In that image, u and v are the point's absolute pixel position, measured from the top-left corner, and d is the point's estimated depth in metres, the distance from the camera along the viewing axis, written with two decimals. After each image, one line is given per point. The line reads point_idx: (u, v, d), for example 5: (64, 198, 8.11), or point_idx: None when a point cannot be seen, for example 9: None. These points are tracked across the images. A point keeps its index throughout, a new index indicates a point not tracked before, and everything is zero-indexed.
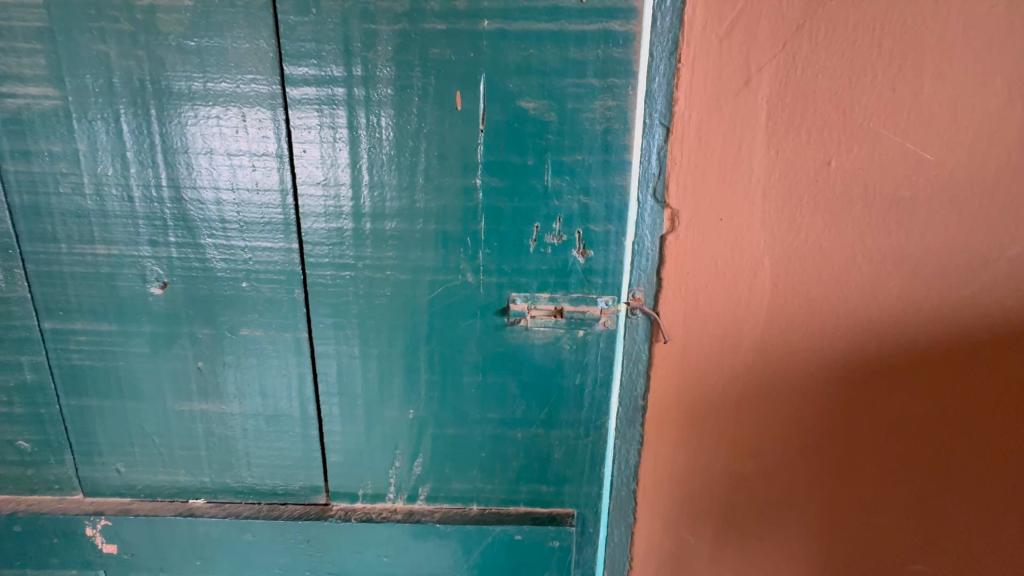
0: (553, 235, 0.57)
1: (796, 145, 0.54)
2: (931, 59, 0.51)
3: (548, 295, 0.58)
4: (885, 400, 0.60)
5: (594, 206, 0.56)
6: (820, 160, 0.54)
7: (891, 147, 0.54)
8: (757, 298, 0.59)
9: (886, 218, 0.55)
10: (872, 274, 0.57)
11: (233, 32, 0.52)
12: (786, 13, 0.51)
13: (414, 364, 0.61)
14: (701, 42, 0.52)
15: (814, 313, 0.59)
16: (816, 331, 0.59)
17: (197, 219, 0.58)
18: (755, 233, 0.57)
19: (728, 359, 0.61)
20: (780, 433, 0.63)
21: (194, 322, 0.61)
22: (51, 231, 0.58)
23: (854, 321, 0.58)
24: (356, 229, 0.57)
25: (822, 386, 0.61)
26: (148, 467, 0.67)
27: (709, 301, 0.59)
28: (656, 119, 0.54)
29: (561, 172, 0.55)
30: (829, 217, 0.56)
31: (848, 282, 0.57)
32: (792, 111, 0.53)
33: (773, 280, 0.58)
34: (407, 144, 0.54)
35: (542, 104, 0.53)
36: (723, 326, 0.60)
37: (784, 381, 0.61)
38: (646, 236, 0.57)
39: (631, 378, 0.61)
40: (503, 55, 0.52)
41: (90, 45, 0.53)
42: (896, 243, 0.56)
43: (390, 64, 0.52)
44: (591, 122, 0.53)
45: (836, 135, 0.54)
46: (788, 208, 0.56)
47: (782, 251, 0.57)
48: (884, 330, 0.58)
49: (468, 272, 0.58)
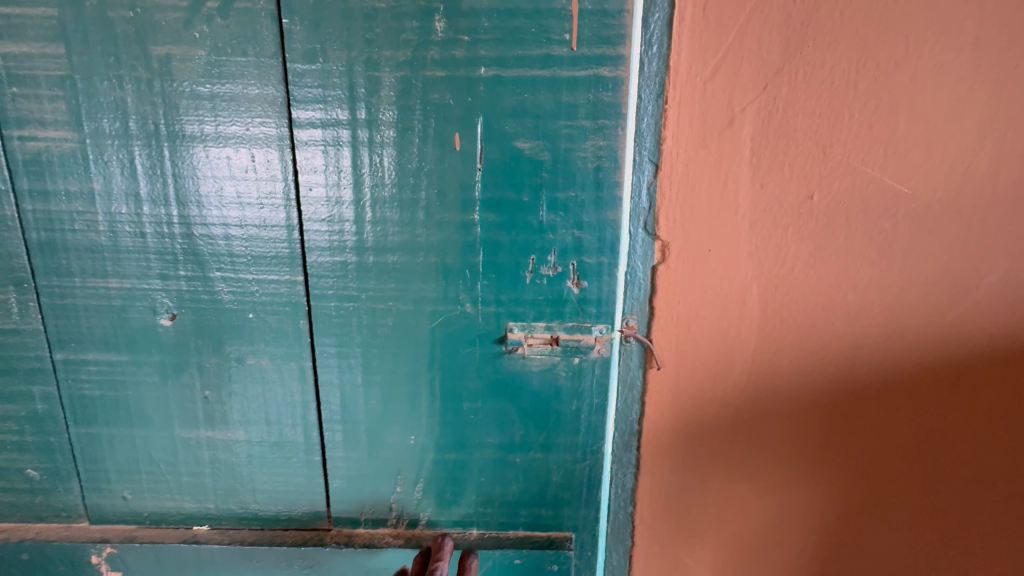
0: (548, 267, 0.59)
1: (780, 179, 0.57)
2: (903, 100, 0.54)
3: (544, 324, 0.60)
4: (873, 422, 0.62)
5: (587, 239, 0.58)
6: (803, 193, 0.57)
7: (869, 181, 0.56)
8: (746, 325, 0.61)
9: (868, 248, 0.58)
10: (857, 301, 0.59)
11: (244, 79, 0.55)
12: (766, 58, 0.54)
13: (415, 391, 0.63)
14: (686, 85, 0.55)
15: (802, 340, 0.61)
16: (804, 357, 0.61)
17: (207, 253, 0.60)
18: (743, 262, 0.59)
19: (720, 384, 0.63)
20: (773, 455, 0.64)
21: (202, 352, 0.63)
22: (66, 266, 0.61)
23: (840, 347, 0.61)
24: (360, 262, 0.60)
25: (812, 409, 0.63)
26: (154, 494, 0.68)
27: (700, 328, 0.61)
28: (645, 156, 0.57)
29: (555, 208, 0.57)
30: (814, 247, 0.58)
31: (833, 309, 0.60)
32: (774, 148, 0.56)
33: (762, 308, 0.60)
34: (408, 181, 0.57)
35: (536, 144, 0.56)
36: (715, 353, 0.62)
37: (775, 404, 0.63)
38: (638, 267, 0.59)
39: (625, 403, 0.63)
40: (499, 99, 0.55)
41: (108, 92, 0.56)
42: (878, 272, 0.58)
43: (393, 108, 0.55)
44: (584, 160, 0.56)
45: (818, 170, 0.56)
46: (774, 239, 0.58)
47: (770, 280, 0.59)
48: (870, 355, 0.61)
49: (467, 302, 0.60)
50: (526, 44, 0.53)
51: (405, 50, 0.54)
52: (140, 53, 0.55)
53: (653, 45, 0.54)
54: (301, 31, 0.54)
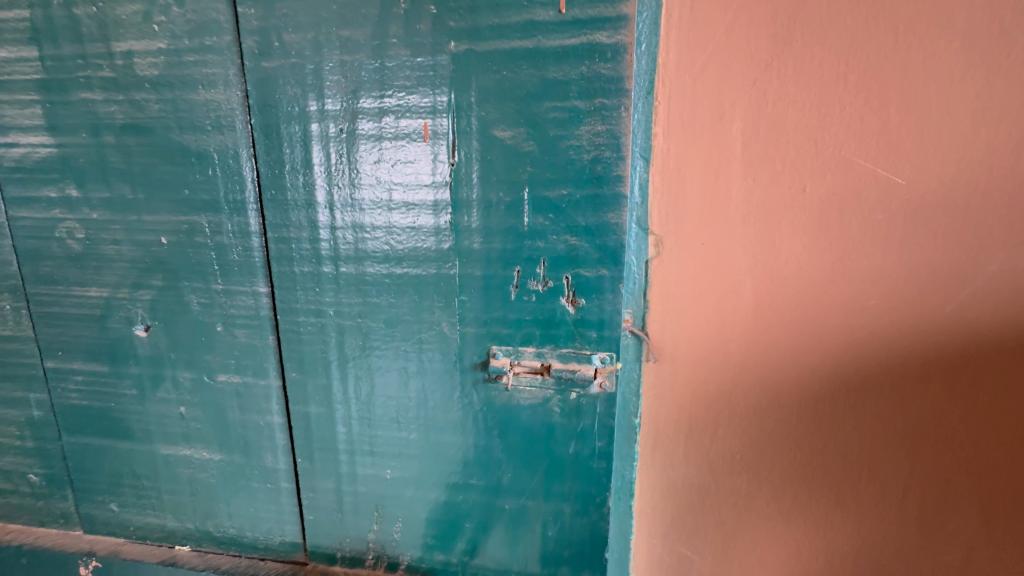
0: (536, 282, 0.49)
1: (769, 174, 0.44)
2: (936, 73, 0.41)
3: (533, 349, 0.50)
4: (883, 457, 0.48)
5: (583, 247, 0.47)
6: (800, 192, 0.44)
7: (885, 169, 0.43)
8: (742, 354, 0.48)
9: (879, 256, 0.44)
10: (870, 323, 0.45)
11: (202, 73, 0.51)
12: (759, 35, 0.42)
13: (389, 420, 0.56)
14: (676, 83, 0.44)
15: (796, 367, 0.48)
16: (798, 389, 0.48)
17: (175, 261, 0.56)
18: (728, 279, 0.47)
19: (720, 389, 0.49)
20: (757, 483, 0.51)
21: (176, 365, 0.60)
22: (50, 273, 0.59)
23: (854, 378, 0.47)
24: (324, 273, 0.53)
25: (805, 443, 0.49)
26: (140, 509, 0.66)
27: (702, 357, 0.49)
28: (638, 150, 0.45)
29: (543, 210, 0.47)
30: (810, 257, 0.45)
31: (834, 334, 0.46)
32: (763, 140, 0.44)
33: (749, 332, 0.48)
34: (373, 179, 0.50)
35: (519, 132, 0.46)
36: (718, 383, 0.49)
37: (763, 421, 0.49)
38: (635, 262, 0.47)
39: (625, 401, 0.51)
40: (473, 80, 0.45)
41: (80, 93, 0.54)
42: (891, 283, 0.44)
43: (351, 94, 0.48)
44: (577, 149, 0.45)
45: (813, 160, 0.43)
46: (761, 248, 0.46)
47: (765, 298, 0.47)
48: (881, 385, 0.46)
49: (444, 322, 0.52)
50: (504, 10, 0.44)
51: (366, 28, 0.46)
52: (105, 51, 0.52)
53: (642, 44, 0.43)
54: (256, 13, 0.48)
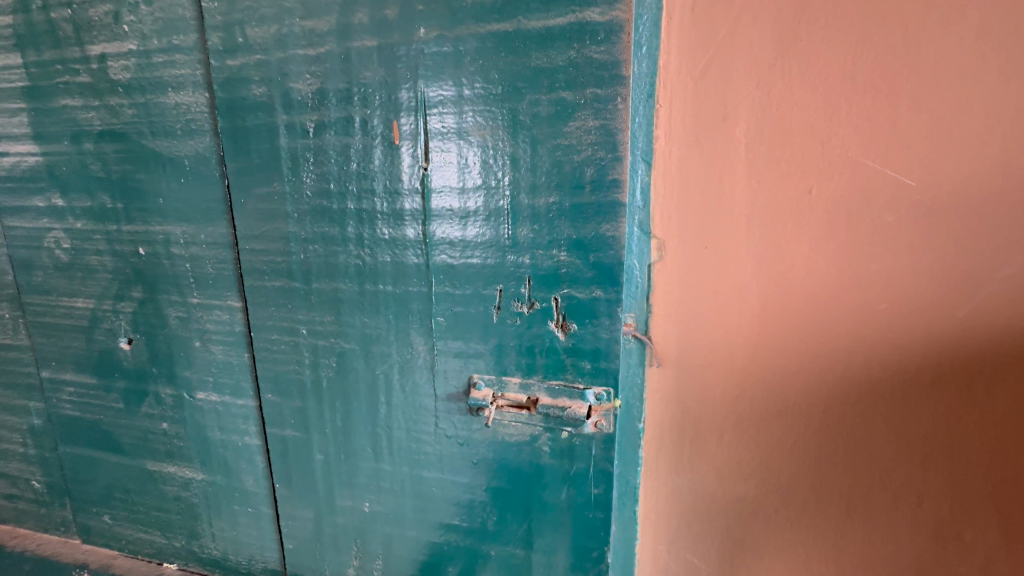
0: (520, 304, 0.42)
1: (769, 171, 0.37)
2: (993, 52, 0.32)
3: (518, 380, 0.44)
4: (902, 474, 0.39)
5: (575, 265, 0.40)
6: (807, 192, 0.37)
7: (913, 158, 0.35)
8: (742, 377, 0.41)
9: (903, 262, 0.36)
10: (890, 339, 0.37)
11: (170, 74, 0.47)
12: (768, 11, 0.35)
13: (365, 450, 0.50)
14: (682, 89, 0.37)
15: (799, 384, 0.40)
16: (797, 404, 0.40)
17: (154, 272, 0.54)
18: (724, 296, 0.40)
19: (730, 417, 0.42)
20: (747, 498, 0.43)
21: (159, 380, 0.58)
22: (41, 283, 0.59)
23: (865, 392, 0.39)
24: (294, 288, 0.48)
25: (804, 458, 0.41)
26: (130, 524, 0.65)
27: (708, 384, 0.42)
28: (640, 154, 0.39)
29: (528, 221, 0.40)
30: (818, 267, 0.38)
31: (845, 350, 0.38)
32: (765, 136, 0.37)
33: (745, 346, 0.40)
34: (340, 186, 0.44)
35: (497, 131, 0.40)
36: (714, 400, 0.42)
37: (764, 434, 0.41)
38: (637, 264, 0.40)
39: (629, 405, 0.43)
40: (445, 73, 0.39)
41: (60, 100, 0.52)
42: (917, 290, 0.36)
43: (315, 91, 0.43)
44: (565, 150, 0.39)
45: (820, 151, 0.36)
46: (757, 254, 0.39)
47: (777, 316, 0.39)
48: (897, 399, 0.38)
49: (420, 345, 0.46)
50: None
51: (329, 16, 0.41)
52: (82, 55, 0.50)
53: (643, 47, 0.37)
54: (219, 7, 0.44)
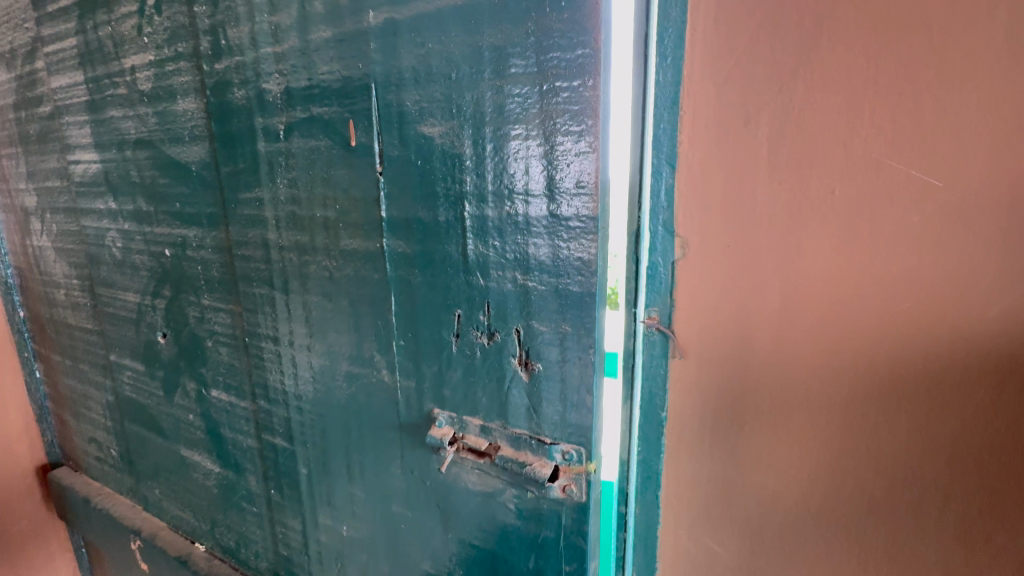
0: (480, 333, 0.35)
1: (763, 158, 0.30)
2: None
3: (480, 421, 0.37)
4: (923, 511, 0.29)
5: (537, 291, 0.32)
6: (814, 182, 0.29)
7: (951, 131, 0.25)
8: (731, 400, 0.33)
9: (937, 259, 0.27)
10: (911, 353, 0.28)
11: (177, 82, 0.49)
12: None
13: (340, 470, 0.48)
14: (712, 59, 0.30)
15: (797, 406, 0.31)
16: (791, 426, 0.32)
17: (177, 273, 0.57)
18: (725, 298, 0.32)
19: (760, 422, 0.33)
20: (740, 506, 0.34)
21: (185, 374, 0.61)
22: (106, 276, 0.66)
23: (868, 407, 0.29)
24: (277, 296, 0.47)
25: (796, 487, 0.32)
26: (173, 501, 0.70)
27: (730, 386, 0.33)
28: (663, 157, 0.32)
29: (484, 235, 0.33)
30: (826, 275, 0.29)
31: (853, 370, 0.29)
32: (757, 118, 0.29)
33: (736, 367, 0.33)
34: (308, 192, 0.41)
35: (450, 128, 0.33)
36: (703, 416, 0.35)
37: (796, 421, 0.31)
38: (660, 262, 0.33)
39: (649, 395, 0.36)
40: (397, 59, 0.33)
41: (108, 111, 0.57)
42: (956, 294, 0.27)
43: (283, 91, 0.40)
44: (523, 149, 0.31)
45: (828, 132, 0.28)
46: (754, 251, 0.31)
47: (830, 313, 0.29)
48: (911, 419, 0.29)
49: (383, 368, 0.41)
50: None
51: (291, 9, 0.38)
52: (120, 69, 0.54)
53: (667, 58, 0.31)
54: (208, 11, 0.43)
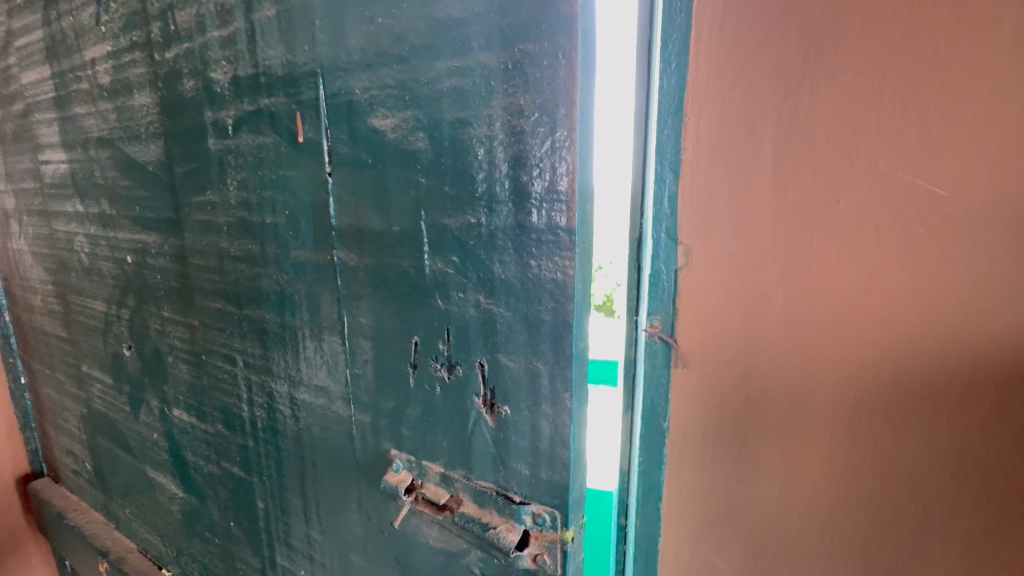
0: (439, 366, 0.30)
1: (736, 153, 0.25)
2: None
3: (440, 469, 0.31)
4: (928, 563, 0.23)
5: (504, 319, 0.27)
6: (807, 186, 0.23)
7: (983, 108, 0.20)
8: (707, 441, 0.28)
9: (955, 271, 0.21)
10: (912, 380, 0.23)
11: (133, 75, 0.44)
12: None
13: (296, 507, 0.42)
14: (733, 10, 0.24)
15: (808, 420, 0.25)
16: (767, 467, 0.26)
17: (139, 282, 0.53)
18: (740, 284, 0.25)
19: (776, 425, 0.26)
20: (746, 529, 0.27)
21: (149, 391, 0.56)
22: (76, 283, 0.62)
23: (851, 437, 0.24)
24: (231, 311, 0.42)
25: (779, 539, 0.27)
26: (142, 523, 0.66)
27: (743, 395, 0.26)
28: (667, 163, 0.26)
29: (442, 249, 0.28)
30: (823, 298, 0.24)
31: (845, 406, 0.24)
32: (730, 104, 0.24)
33: (722, 407, 0.27)
34: (258, 196, 0.36)
35: (403, 119, 0.27)
36: (711, 436, 0.27)
37: (819, 418, 0.25)
38: (663, 270, 0.27)
39: (650, 405, 0.29)
40: (345, 39, 0.28)
41: (73, 109, 0.53)
42: (987, 313, 0.21)
43: (231, 82, 0.35)
44: (485, 145, 0.25)
45: (835, 113, 0.22)
46: (775, 224, 0.24)
47: (877, 305, 0.23)
48: (900, 444, 0.23)
49: (338, 399, 0.36)
50: None
51: None
52: (82, 63, 0.50)
53: (671, 64, 0.25)
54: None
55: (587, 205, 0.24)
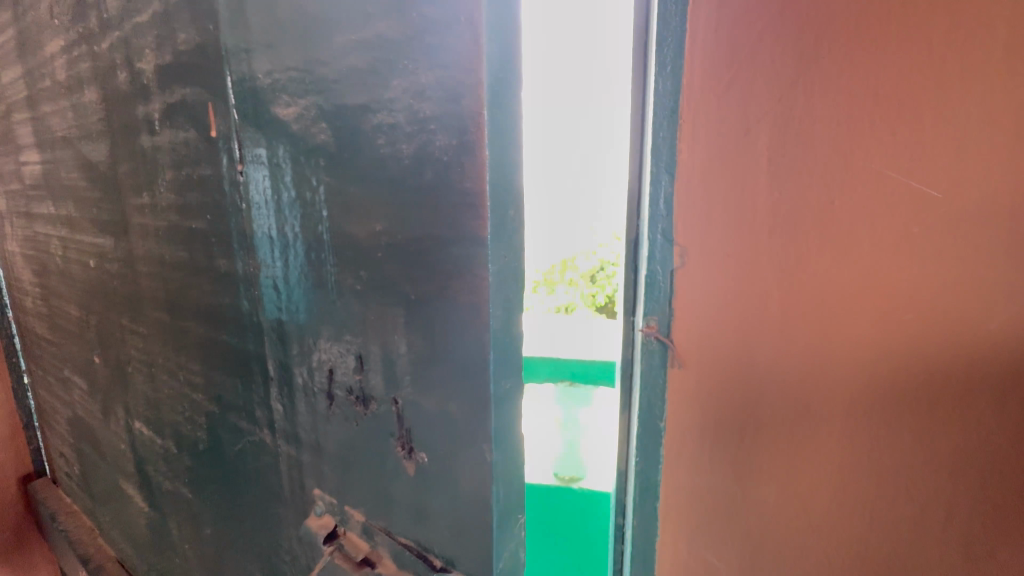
0: (355, 401, 0.25)
1: (725, 176, 0.28)
2: None
3: (361, 518, 0.27)
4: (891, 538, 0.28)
5: (416, 348, 0.22)
6: (792, 209, 0.27)
7: (931, 130, 0.24)
8: (711, 436, 0.32)
9: (911, 281, 0.25)
10: (884, 379, 0.27)
11: (81, 70, 0.42)
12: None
13: (239, 538, 0.39)
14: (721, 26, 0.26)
15: (790, 421, 0.29)
16: (756, 462, 0.31)
17: (100, 287, 0.50)
18: (731, 301, 0.29)
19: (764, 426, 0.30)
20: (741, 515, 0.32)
21: (117, 399, 0.54)
22: (54, 286, 0.61)
23: (866, 433, 0.28)
24: (170, 322, 0.39)
25: (769, 525, 0.31)
26: (119, 533, 0.64)
27: (735, 395, 0.30)
28: (661, 165, 0.29)
29: (351, 263, 0.23)
30: (807, 311, 0.28)
31: (842, 406, 0.28)
32: (720, 121, 0.27)
33: (715, 403, 0.31)
34: (184, 198, 0.33)
35: (304, 106, 0.23)
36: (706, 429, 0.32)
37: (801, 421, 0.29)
38: (659, 271, 0.30)
39: (646, 406, 0.33)
40: (245, 14, 0.24)
41: (41, 107, 0.52)
42: (938, 318, 0.25)
43: (154, 71, 0.32)
44: (388, 136, 0.20)
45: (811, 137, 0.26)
46: (762, 250, 0.28)
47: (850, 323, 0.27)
48: (913, 440, 0.27)
49: (264, 429, 0.31)
50: None
51: None
52: (44, 60, 0.48)
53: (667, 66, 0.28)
54: None
55: (504, 204, 0.20)
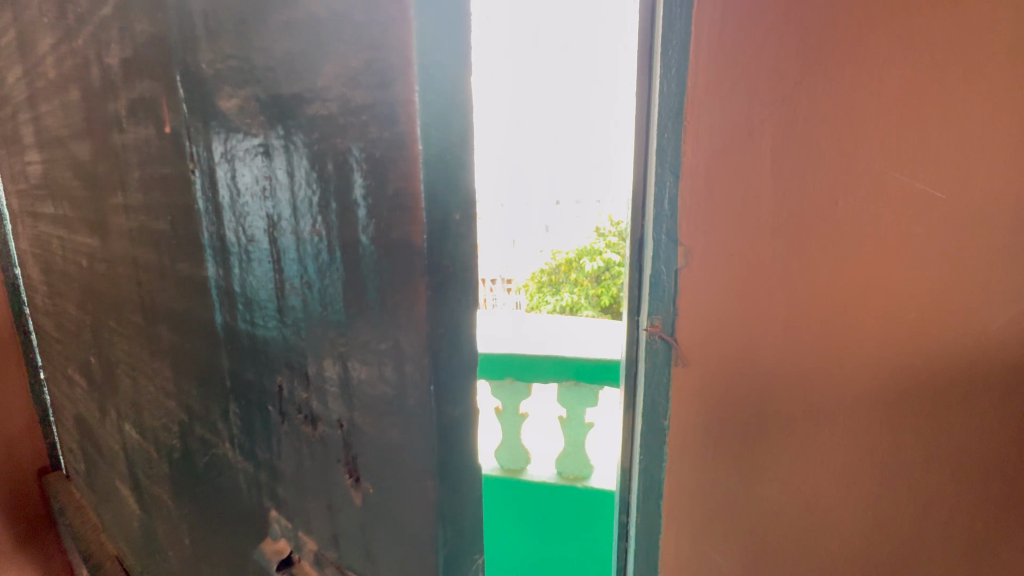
0: (305, 420, 0.23)
1: (702, 221, 0.48)
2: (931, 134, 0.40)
3: (315, 545, 0.25)
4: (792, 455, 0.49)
5: (359, 363, 0.21)
6: (740, 255, 0.47)
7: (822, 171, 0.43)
8: (696, 396, 0.52)
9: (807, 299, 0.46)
10: (790, 360, 0.48)
11: (65, 68, 0.41)
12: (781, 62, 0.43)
13: (209, 553, 0.37)
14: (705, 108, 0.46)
15: (741, 388, 0.50)
16: (722, 415, 0.52)
17: (90, 287, 0.50)
18: (708, 312, 0.50)
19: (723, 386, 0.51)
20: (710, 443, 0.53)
21: (109, 400, 0.54)
22: (56, 285, 0.61)
23: (898, 417, 0.44)
24: (145, 326, 0.37)
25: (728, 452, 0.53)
26: (117, 534, 0.63)
27: (709, 363, 0.51)
28: (666, 168, 0.48)
29: (296, 271, 0.21)
30: (750, 320, 0.48)
31: (767, 375, 0.49)
32: (700, 169, 0.47)
33: (699, 372, 0.52)
34: (149, 198, 0.31)
35: (245, 98, 0.21)
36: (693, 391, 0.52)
37: (744, 386, 0.50)
38: (663, 271, 0.50)
39: (651, 399, 0.54)
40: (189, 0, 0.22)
41: (37, 107, 0.52)
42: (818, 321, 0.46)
43: (119, 67, 0.31)
44: (328, 131, 0.19)
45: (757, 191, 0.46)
46: (722, 279, 0.49)
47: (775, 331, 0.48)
48: (882, 413, 0.45)
49: (226, 442, 0.30)
50: None
51: None
52: (38, 60, 0.48)
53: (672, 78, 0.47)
54: None
55: (440, 206, 0.18)
